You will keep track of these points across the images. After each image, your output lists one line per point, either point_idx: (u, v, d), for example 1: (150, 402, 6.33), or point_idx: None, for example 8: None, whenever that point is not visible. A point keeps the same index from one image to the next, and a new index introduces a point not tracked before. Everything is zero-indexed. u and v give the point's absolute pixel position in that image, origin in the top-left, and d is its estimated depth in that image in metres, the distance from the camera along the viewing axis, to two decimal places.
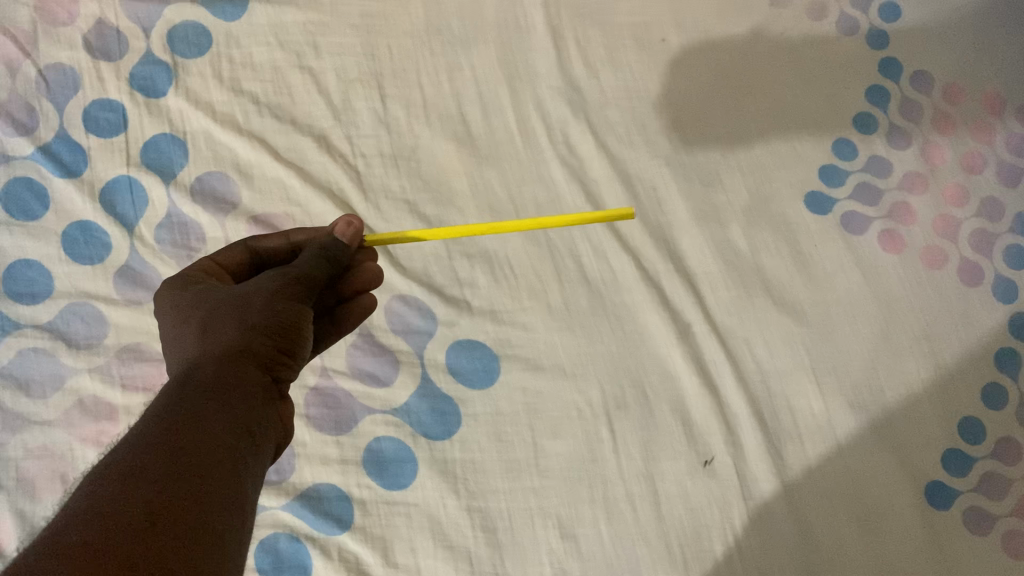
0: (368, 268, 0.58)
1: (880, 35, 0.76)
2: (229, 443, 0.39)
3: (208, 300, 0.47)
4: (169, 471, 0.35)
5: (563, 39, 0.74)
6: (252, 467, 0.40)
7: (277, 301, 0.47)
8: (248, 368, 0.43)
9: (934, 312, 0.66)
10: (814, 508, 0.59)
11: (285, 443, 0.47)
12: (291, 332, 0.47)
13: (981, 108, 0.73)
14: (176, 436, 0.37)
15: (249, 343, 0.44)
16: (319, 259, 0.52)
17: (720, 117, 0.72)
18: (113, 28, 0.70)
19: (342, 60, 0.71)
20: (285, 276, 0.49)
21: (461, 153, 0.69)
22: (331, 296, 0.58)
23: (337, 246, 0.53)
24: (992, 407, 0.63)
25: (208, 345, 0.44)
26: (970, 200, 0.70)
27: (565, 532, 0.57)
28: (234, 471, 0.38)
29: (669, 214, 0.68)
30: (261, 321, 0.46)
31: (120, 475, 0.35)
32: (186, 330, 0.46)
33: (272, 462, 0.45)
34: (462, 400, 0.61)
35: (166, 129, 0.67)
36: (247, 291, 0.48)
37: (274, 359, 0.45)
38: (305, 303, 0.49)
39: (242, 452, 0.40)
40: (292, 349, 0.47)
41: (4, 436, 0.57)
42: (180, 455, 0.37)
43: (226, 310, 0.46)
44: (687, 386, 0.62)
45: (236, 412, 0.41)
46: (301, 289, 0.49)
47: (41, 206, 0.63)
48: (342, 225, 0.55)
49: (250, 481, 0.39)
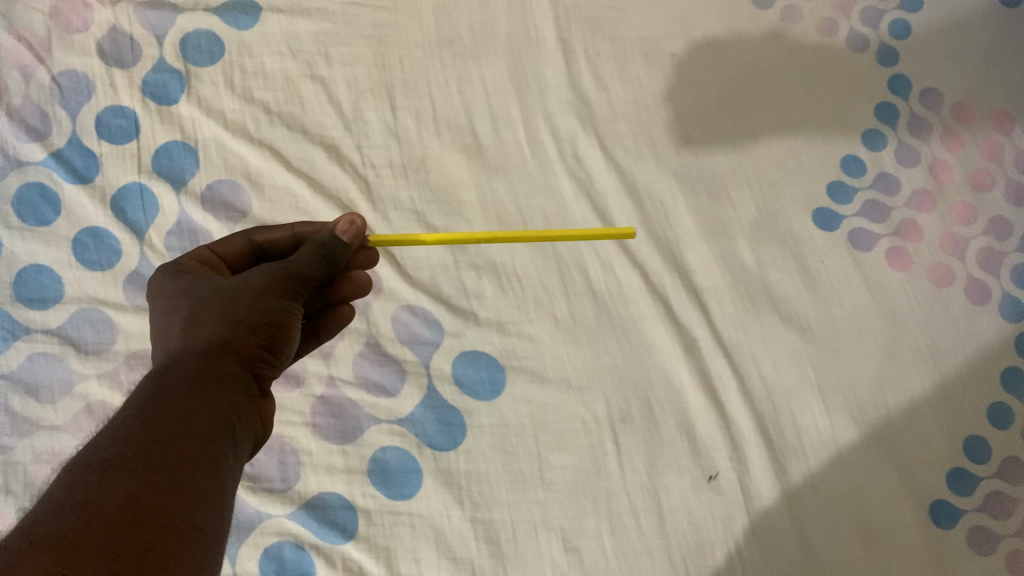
0: (358, 277, 0.59)
1: (890, 52, 0.76)
2: (209, 437, 0.40)
3: (196, 291, 0.47)
4: (147, 465, 0.36)
5: (573, 53, 0.74)
6: (231, 462, 0.41)
7: (264, 297, 0.47)
8: (229, 363, 0.43)
9: (940, 329, 0.66)
10: (818, 524, 0.59)
11: (264, 438, 0.48)
12: (277, 330, 0.47)
13: (990, 126, 0.73)
14: (154, 432, 0.38)
15: (233, 339, 0.44)
16: (315, 257, 0.50)
17: (728, 131, 0.72)
18: (127, 36, 0.70)
19: (353, 70, 0.72)
20: (276, 271, 0.48)
21: (471, 165, 0.69)
22: (320, 301, 0.59)
23: (337, 244, 0.51)
24: (998, 426, 0.62)
25: (190, 338, 0.44)
26: (978, 218, 0.70)
27: (569, 545, 0.57)
28: (213, 466, 0.39)
29: (678, 228, 0.68)
30: (246, 317, 0.45)
31: (97, 471, 0.35)
32: (172, 320, 0.46)
33: (251, 456, 0.45)
34: (467, 411, 0.61)
35: (177, 137, 0.67)
36: (236, 285, 0.47)
37: (256, 356, 0.45)
38: (295, 300, 0.48)
39: (221, 447, 0.40)
40: (277, 346, 0.47)
41: (12, 440, 0.57)
42: (159, 450, 0.37)
43: (213, 302, 0.46)
44: (692, 400, 0.62)
45: (216, 406, 0.41)
46: (290, 286, 0.48)
47: (53, 212, 0.64)
48: (344, 222, 0.53)
49: (229, 476, 0.40)
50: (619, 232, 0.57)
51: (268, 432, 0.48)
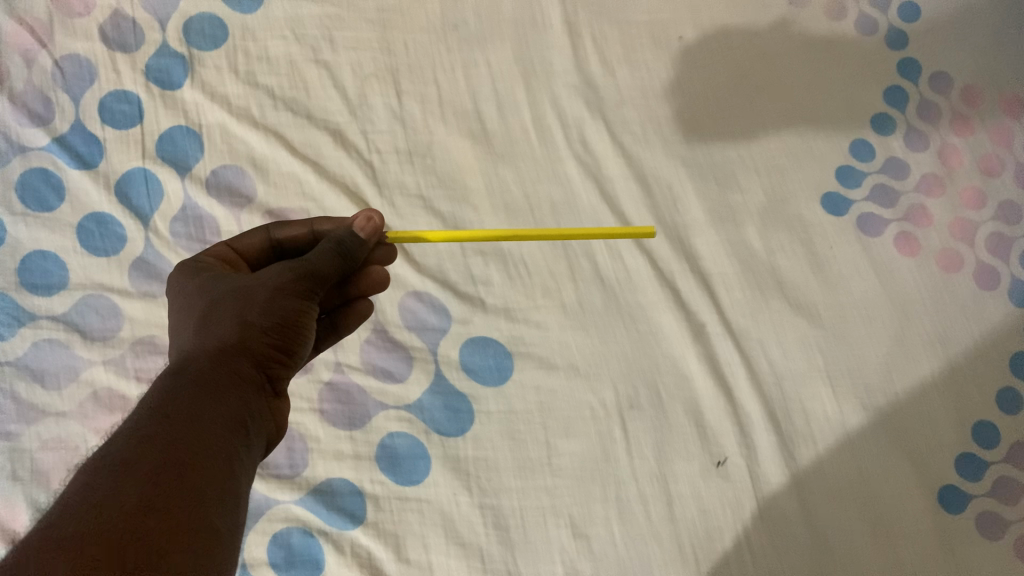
0: (376, 273, 0.58)
1: (899, 36, 0.75)
2: (222, 437, 0.39)
3: (210, 290, 0.47)
4: (162, 465, 0.36)
5: (580, 37, 0.74)
6: (245, 461, 0.41)
7: (279, 297, 0.46)
8: (240, 363, 0.43)
9: (950, 314, 0.65)
10: (827, 510, 0.59)
11: (277, 438, 0.47)
12: (291, 331, 0.46)
13: (1000, 110, 0.73)
14: (169, 431, 0.38)
15: (244, 340, 0.44)
16: (331, 255, 0.50)
17: (736, 116, 0.72)
18: (130, 20, 0.70)
19: (358, 54, 0.71)
20: (291, 270, 0.48)
21: (477, 151, 0.68)
22: (338, 296, 0.58)
23: (354, 240, 0.50)
24: (1006, 411, 0.62)
25: (203, 338, 0.44)
26: (987, 202, 0.69)
27: (577, 532, 0.57)
28: (227, 466, 0.39)
29: (685, 214, 0.68)
30: (259, 318, 0.45)
31: (113, 471, 0.35)
32: (186, 320, 0.46)
33: (265, 456, 0.45)
34: (475, 398, 0.61)
35: (181, 123, 0.67)
36: (251, 284, 0.47)
37: (268, 357, 0.45)
38: (309, 300, 0.48)
39: (235, 447, 0.40)
40: (289, 346, 0.46)
41: (19, 428, 0.57)
42: (172, 449, 0.37)
43: (227, 302, 0.46)
44: (701, 387, 0.62)
45: (228, 406, 0.41)
46: (305, 285, 0.48)
47: (58, 198, 0.63)
48: (361, 219, 0.52)
49: (243, 475, 0.40)
50: (638, 231, 0.54)
51: (281, 432, 0.48)
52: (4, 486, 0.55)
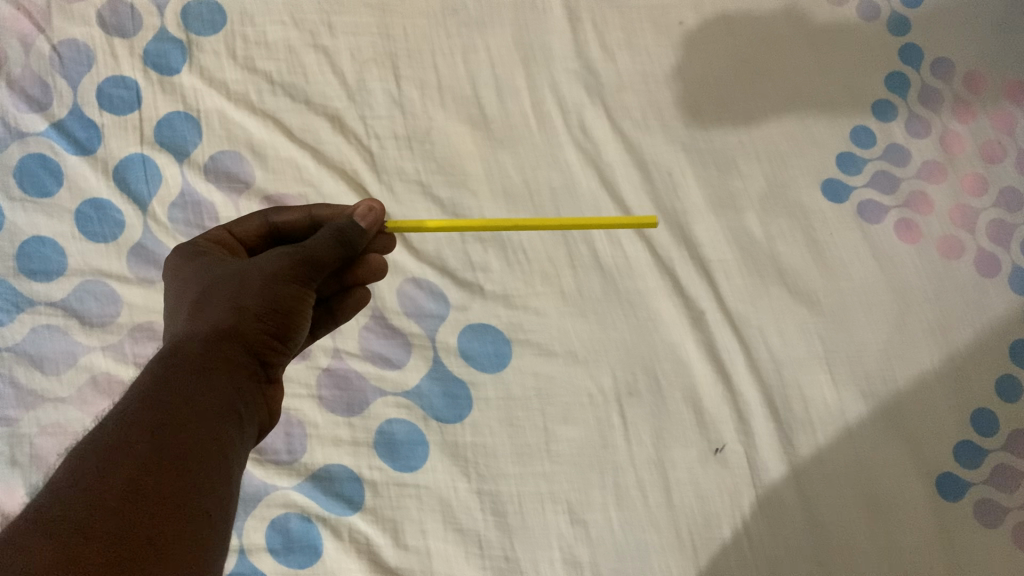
0: (374, 261, 0.58)
1: (901, 21, 0.75)
2: (215, 423, 0.39)
3: (206, 275, 0.47)
4: (154, 448, 0.36)
5: (580, 22, 0.73)
6: (237, 448, 0.41)
7: (274, 284, 0.46)
8: (234, 349, 0.43)
9: (950, 301, 0.65)
10: (825, 496, 0.59)
11: (270, 426, 0.47)
12: (286, 318, 0.46)
13: (1002, 96, 0.72)
14: (160, 414, 0.38)
15: (238, 326, 0.44)
16: (332, 242, 0.50)
17: (737, 102, 0.71)
18: (127, 5, 0.69)
19: (356, 39, 0.71)
20: (290, 256, 0.48)
21: (476, 136, 0.68)
22: (336, 282, 0.58)
23: (354, 229, 0.51)
24: (1006, 399, 0.62)
25: (196, 323, 0.44)
26: (988, 189, 0.69)
27: (576, 518, 0.57)
28: (219, 452, 0.39)
29: (685, 200, 0.67)
30: (254, 304, 0.45)
31: (103, 454, 0.35)
32: (181, 305, 0.46)
33: (257, 443, 0.45)
34: (473, 384, 0.61)
35: (179, 108, 0.67)
36: (247, 270, 0.47)
37: (262, 343, 0.45)
38: (306, 287, 0.48)
39: (227, 433, 0.40)
40: (284, 334, 0.46)
41: (18, 413, 0.57)
42: (163, 433, 0.37)
43: (223, 287, 0.46)
44: (700, 373, 0.62)
45: (221, 392, 0.41)
46: (302, 271, 0.48)
47: (56, 183, 0.63)
48: (362, 209, 0.52)
49: (234, 462, 0.40)
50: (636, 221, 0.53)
51: (274, 419, 0.48)
52: (3, 471, 0.55)
